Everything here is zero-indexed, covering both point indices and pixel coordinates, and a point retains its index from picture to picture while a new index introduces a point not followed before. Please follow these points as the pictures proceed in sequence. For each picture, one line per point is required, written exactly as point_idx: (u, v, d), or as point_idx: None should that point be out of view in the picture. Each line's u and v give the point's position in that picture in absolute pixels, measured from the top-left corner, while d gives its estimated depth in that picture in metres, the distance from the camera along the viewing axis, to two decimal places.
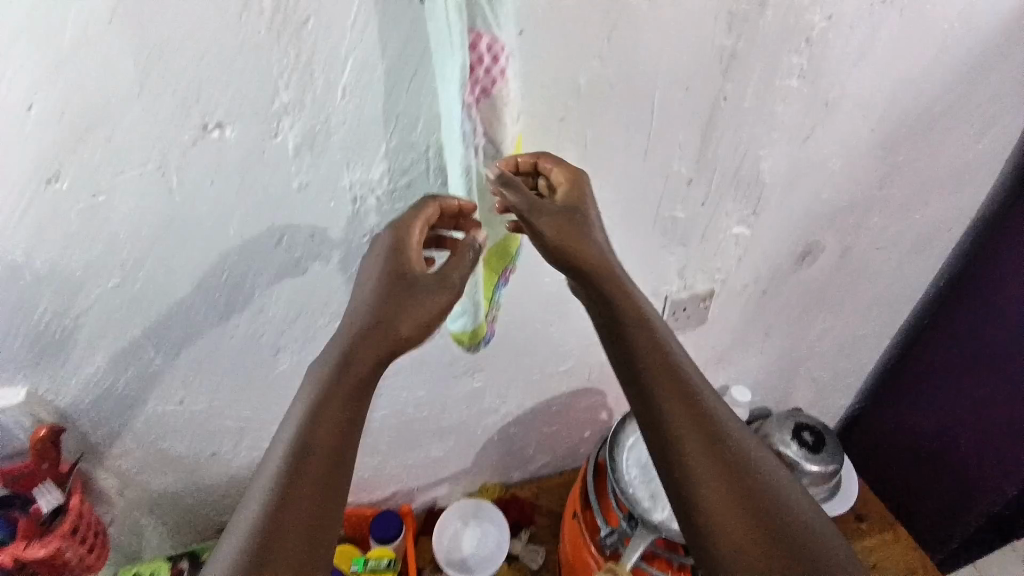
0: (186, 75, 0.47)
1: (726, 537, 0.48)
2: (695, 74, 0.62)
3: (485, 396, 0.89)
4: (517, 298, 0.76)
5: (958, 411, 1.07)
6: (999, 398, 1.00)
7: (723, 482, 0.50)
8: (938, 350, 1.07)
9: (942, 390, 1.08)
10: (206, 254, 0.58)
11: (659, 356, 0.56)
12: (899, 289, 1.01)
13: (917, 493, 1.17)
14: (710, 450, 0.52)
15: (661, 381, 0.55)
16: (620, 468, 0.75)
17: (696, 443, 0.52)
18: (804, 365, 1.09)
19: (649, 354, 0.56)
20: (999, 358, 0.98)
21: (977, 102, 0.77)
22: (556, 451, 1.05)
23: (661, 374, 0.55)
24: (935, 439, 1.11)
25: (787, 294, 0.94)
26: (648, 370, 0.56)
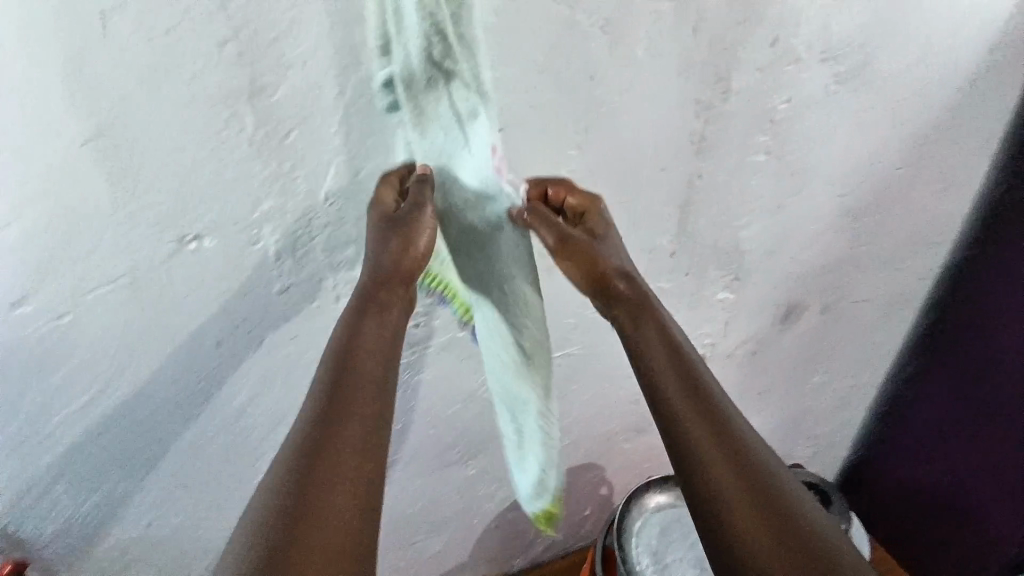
0: (164, 192, 0.46)
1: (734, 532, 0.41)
2: (669, 156, 0.65)
3: (482, 482, 0.85)
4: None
5: (955, 461, 1.06)
6: (995, 442, 0.99)
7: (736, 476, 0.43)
8: (928, 398, 1.07)
9: (937, 437, 1.08)
10: (183, 365, 0.56)
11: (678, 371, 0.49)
12: (881, 339, 1.03)
13: (936, 549, 1.12)
14: (739, 476, 0.43)
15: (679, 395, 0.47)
16: (630, 555, 0.76)
17: (723, 464, 0.43)
18: (799, 420, 1.09)
19: (667, 372, 0.49)
20: (990, 403, 0.98)
21: (930, 165, 0.82)
22: (558, 532, 1.00)
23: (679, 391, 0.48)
24: (942, 490, 1.08)
25: (776, 352, 0.94)
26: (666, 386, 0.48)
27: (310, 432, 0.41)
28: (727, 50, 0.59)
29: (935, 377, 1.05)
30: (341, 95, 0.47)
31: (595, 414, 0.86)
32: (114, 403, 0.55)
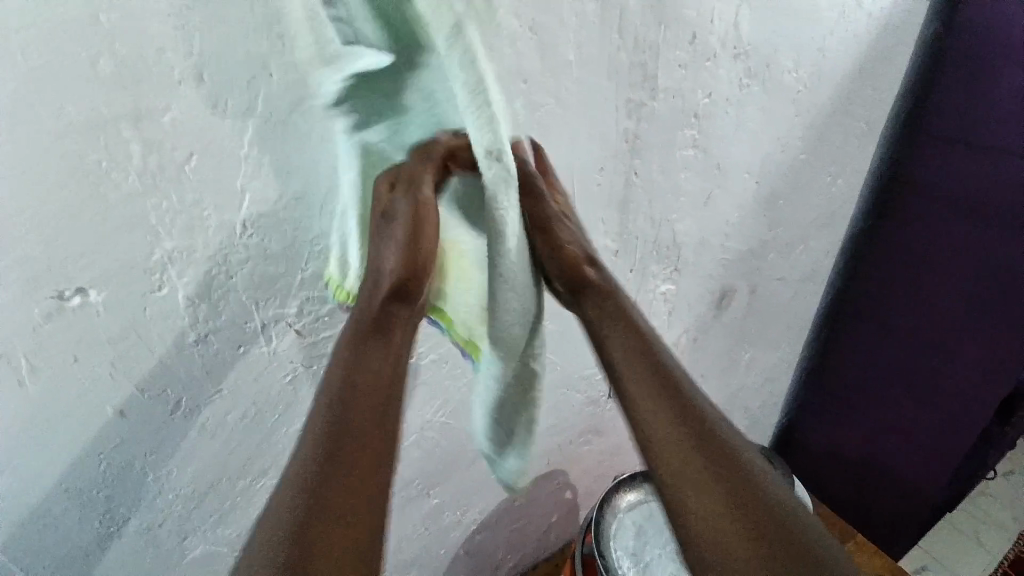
0: (29, 241, 0.38)
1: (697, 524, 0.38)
2: (606, 157, 0.64)
3: (445, 511, 0.80)
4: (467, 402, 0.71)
5: (872, 414, 1.18)
6: (908, 396, 1.10)
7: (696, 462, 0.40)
8: (845, 362, 1.17)
9: (854, 395, 1.19)
10: (80, 446, 0.46)
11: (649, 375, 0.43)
12: (801, 312, 1.11)
13: (874, 498, 1.24)
14: (720, 485, 0.39)
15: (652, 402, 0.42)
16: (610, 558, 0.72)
17: (702, 473, 0.39)
18: (738, 397, 1.14)
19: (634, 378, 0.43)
20: (899, 362, 1.09)
21: (829, 149, 0.89)
22: (527, 546, 0.97)
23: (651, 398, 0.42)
24: (868, 443, 1.20)
25: (714, 336, 0.98)
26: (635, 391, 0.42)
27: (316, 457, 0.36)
28: (652, 49, 0.60)
29: (849, 342, 1.15)
30: (252, 111, 0.41)
31: (553, 421, 0.84)
32: None
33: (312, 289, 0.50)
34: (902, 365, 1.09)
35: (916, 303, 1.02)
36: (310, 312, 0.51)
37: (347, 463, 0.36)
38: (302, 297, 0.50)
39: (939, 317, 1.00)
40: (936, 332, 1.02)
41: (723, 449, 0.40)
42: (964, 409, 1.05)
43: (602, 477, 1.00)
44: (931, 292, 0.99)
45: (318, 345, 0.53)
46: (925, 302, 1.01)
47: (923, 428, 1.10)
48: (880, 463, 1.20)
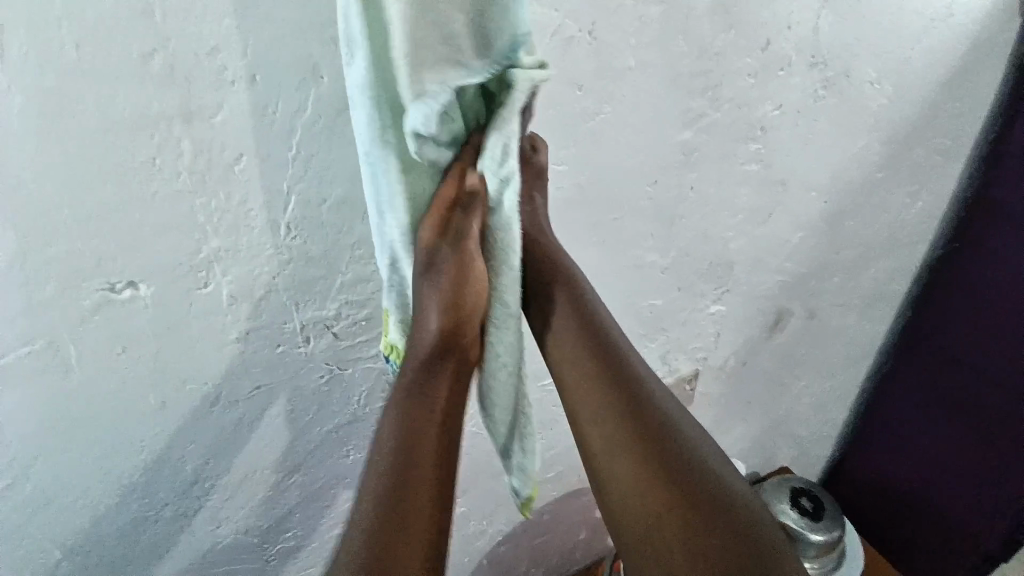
0: (86, 233, 0.39)
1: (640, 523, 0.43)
2: (660, 168, 0.61)
3: (470, 519, 0.79)
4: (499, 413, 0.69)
5: (933, 459, 1.08)
6: (972, 435, 1.01)
7: (647, 469, 0.44)
8: (906, 394, 1.08)
9: (915, 435, 1.09)
10: (123, 433, 0.47)
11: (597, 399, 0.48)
12: (863, 340, 1.03)
13: (924, 546, 1.13)
14: (660, 490, 0.43)
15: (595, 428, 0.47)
16: None
17: (642, 483, 0.44)
18: (786, 426, 1.08)
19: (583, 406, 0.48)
20: (963, 396, 1.00)
21: (907, 168, 0.81)
22: (551, 562, 0.95)
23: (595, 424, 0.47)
24: (928, 491, 1.10)
25: (764, 361, 0.92)
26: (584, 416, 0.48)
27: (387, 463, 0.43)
28: (717, 56, 0.56)
29: (913, 375, 1.06)
30: (302, 114, 0.41)
31: None
32: (38, 485, 0.47)
33: (351, 293, 0.50)
34: (974, 408, 0.99)
35: (992, 333, 0.94)
36: (348, 315, 0.51)
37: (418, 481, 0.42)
38: (342, 300, 0.50)
39: (1013, 349, 0.92)
40: (1009, 364, 0.93)
41: (664, 456, 0.44)
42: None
43: None
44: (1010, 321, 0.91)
45: (354, 348, 0.53)
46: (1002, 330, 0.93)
47: (991, 482, 0.99)
48: (938, 515, 1.09)
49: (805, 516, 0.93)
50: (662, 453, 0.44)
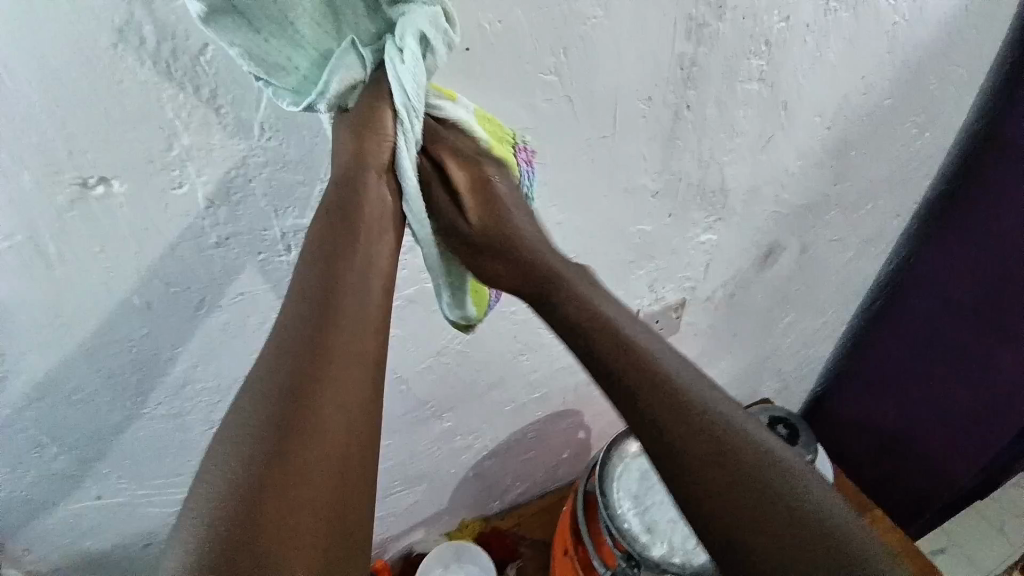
0: (51, 123, 0.38)
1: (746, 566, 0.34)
2: (656, 84, 0.58)
3: (457, 433, 0.82)
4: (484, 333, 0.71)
5: (914, 398, 1.10)
6: (953, 377, 1.03)
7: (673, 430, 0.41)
8: (897, 336, 1.10)
9: (899, 374, 1.12)
10: (111, 331, 0.48)
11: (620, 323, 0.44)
12: (856, 278, 1.03)
13: (904, 481, 1.17)
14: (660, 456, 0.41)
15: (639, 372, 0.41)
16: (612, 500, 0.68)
17: (693, 457, 0.38)
18: (771, 360, 1.10)
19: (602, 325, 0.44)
20: (952, 341, 1.01)
21: (918, 97, 0.78)
22: (534, 478, 1.00)
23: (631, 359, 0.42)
24: (906, 428, 1.14)
25: (753, 293, 0.93)
26: (605, 347, 0.43)
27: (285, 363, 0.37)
28: None
29: (904, 317, 1.07)
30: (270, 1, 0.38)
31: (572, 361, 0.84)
32: (34, 378, 0.49)
33: None
34: (963, 350, 1.00)
35: (987, 279, 0.93)
36: None
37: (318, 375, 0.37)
38: None
39: (1006, 297, 0.91)
40: (1001, 309, 0.93)
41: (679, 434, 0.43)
42: (1011, 402, 0.96)
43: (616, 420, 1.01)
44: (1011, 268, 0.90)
45: None
46: (998, 277, 0.92)
47: (971, 421, 1.03)
48: (913, 450, 1.14)
49: None
50: (709, 428, 0.39)
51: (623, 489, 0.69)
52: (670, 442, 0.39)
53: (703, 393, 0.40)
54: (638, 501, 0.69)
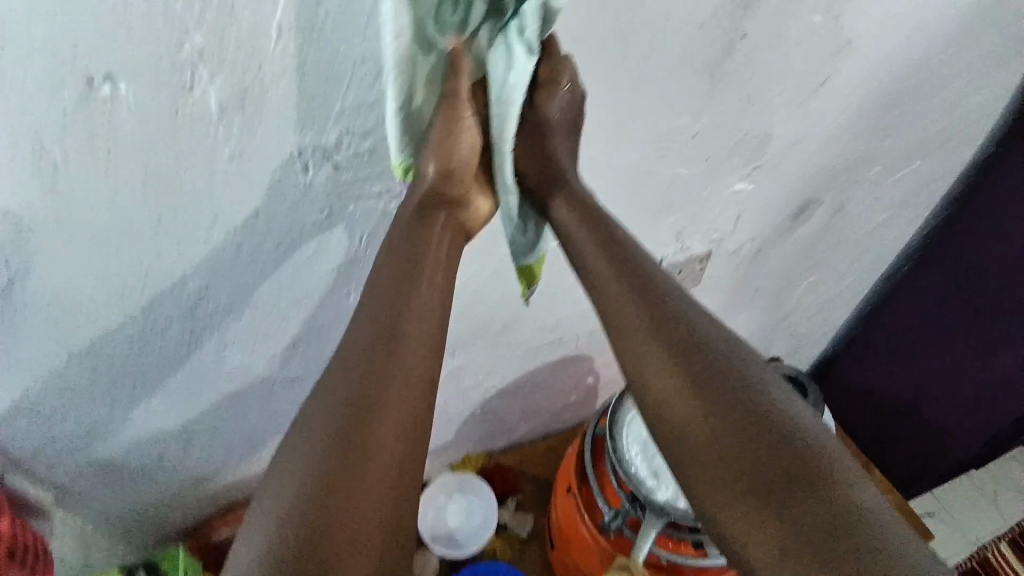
0: (48, 6, 0.34)
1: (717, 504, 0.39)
2: (711, 9, 0.52)
3: (467, 372, 0.82)
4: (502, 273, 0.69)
5: (925, 367, 1.09)
6: (968, 347, 1.02)
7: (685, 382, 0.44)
8: (907, 309, 1.08)
9: (912, 342, 1.10)
10: (121, 243, 0.47)
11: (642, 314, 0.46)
12: (887, 241, 0.98)
13: (903, 445, 1.18)
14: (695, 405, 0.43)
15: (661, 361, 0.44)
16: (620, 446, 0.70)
17: (716, 443, 0.41)
18: (787, 319, 1.08)
19: (625, 317, 0.46)
20: (965, 316, 1.00)
21: (989, 45, 0.71)
22: (539, 419, 1.02)
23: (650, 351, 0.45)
24: (912, 396, 1.13)
25: (780, 250, 0.89)
26: (619, 317, 0.46)
27: (346, 378, 0.41)
28: None
29: (926, 285, 1.04)
30: None
31: (588, 307, 0.82)
32: (45, 286, 0.47)
33: (351, 120, 0.46)
34: (985, 322, 0.98)
35: (1010, 251, 0.91)
36: (349, 147, 0.48)
37: (383, 403, 0.41)
38: (343, 128, 0.46)
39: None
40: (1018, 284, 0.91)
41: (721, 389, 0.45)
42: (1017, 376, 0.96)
43: None
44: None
45: (355, 183, 0.51)
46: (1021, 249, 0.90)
47: (983, 392, 1.02)
48: (916, 417, 1.14)
49: None
50: (733, 404, 0.42)
51: (632, 436, 0.70)
52: (690, 431, 0.42)
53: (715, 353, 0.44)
54: (647, 446, 0.69)
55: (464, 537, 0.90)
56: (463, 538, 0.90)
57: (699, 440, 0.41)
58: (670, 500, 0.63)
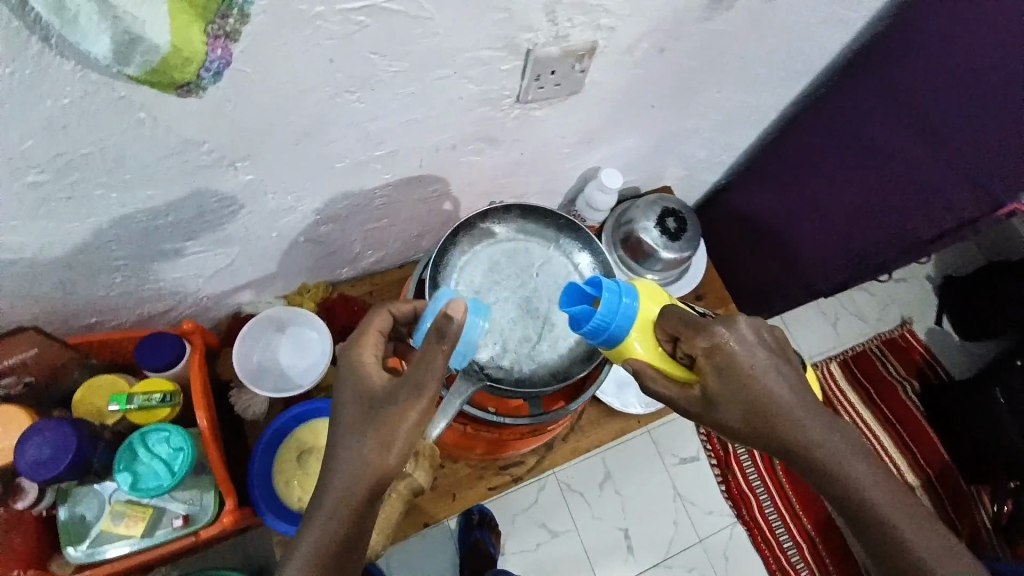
0: None
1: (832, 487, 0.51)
2: None
3: (267, 191, 0.60)
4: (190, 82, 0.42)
5: (805, 214, 0.92)
6: (868, 199, 0.82)
7: (745, 418, 0.51)
8: (811, 130, 0.86)
9: (812, 189, 0.89)
10: None
11: (831, 435, 0.51)
12: (821, 51, 0.77)
13: (759, 281, 1.06)
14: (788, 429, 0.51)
15: (876, 495, 0.50)
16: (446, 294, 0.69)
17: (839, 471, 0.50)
18: (684, 145, 0.89)
19: (854, 467, 0.50)
20: (881, 137, 0.77)
21: None
22: (392, 247, 0.85)
23: (826, 466, 0.50)
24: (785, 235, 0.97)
25: (685, 54, 0.65)
26: (728, 395, 0.52)
27: (339, 490, 0.45)
28: None
29: (840, 106, 0.81)
30: None
31: (430, 116, 0.58)
32: None
33: None
34: (913, 171, 0.75)
35: (954, 71, 0.67)
36: None
37: (369, 517, 0.46)
38: None
39: (972, 79, 0.66)
40: (966, 95, 0.67)
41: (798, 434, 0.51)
42: (930, 196, 0.75)
43: (492, 195, 0.81)
44: (1022, 31, 0.61)
45: None
46: (998, 49, 0.63)
47: (847, 228, 0.86)
48: (783, 252, 0.99)
49: (665, 234, 0.90)
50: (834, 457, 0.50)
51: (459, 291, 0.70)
52: (890, 516, 0.49)
53: (781, 398, 0.51)
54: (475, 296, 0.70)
55: (294, 373, 0.80)
56: (294, 374, 0.80)
57: (900, 523, 0.49)
58: (493, 357, 0.68)
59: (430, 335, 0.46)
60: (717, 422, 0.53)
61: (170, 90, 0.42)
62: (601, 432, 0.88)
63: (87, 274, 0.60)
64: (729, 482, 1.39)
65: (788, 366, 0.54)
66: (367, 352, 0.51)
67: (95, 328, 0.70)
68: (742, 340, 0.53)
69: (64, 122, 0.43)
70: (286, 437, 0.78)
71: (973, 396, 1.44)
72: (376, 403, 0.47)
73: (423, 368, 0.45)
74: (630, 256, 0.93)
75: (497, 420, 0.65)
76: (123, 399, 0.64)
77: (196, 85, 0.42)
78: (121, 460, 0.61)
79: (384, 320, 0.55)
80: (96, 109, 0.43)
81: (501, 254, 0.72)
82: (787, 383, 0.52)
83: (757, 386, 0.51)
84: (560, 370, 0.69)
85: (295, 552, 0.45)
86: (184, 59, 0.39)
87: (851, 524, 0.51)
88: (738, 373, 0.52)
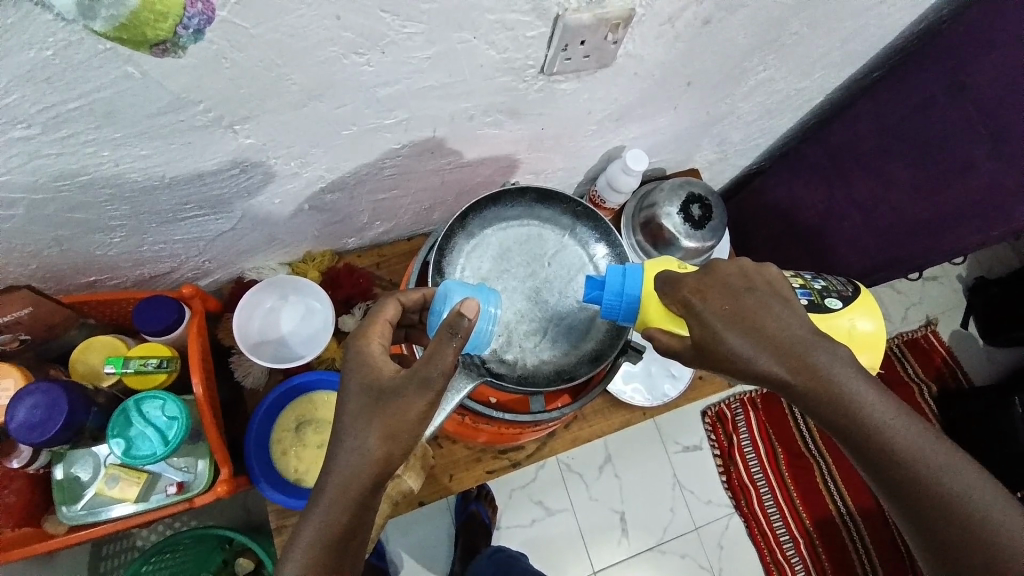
0: None
1: (883, 455, 0.45)
2: None
3: (268, 154, 0.56)
4: (163, 41, 0.38)
5: (840, 206, 0.85)
6: (905, 196, 0.75)
7: (774, 371, 0.46)
8: (858, 119, 0.80)
9: (852, 179, 0.82)
10: None
11: (848, 368, 0.46)
12: (882, 27, 0.70)
13: None
14: (819, 372, 0.46)
15: (917, 449, 0.45)
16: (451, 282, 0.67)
17: (890, 439, 0.45)
18: (718, 127, 0.82)
19: (871, 408, 0.45)
20: (935, 133, 0.71)
21: None
22: (401, 218, 0.81)
23: (875, 437, 0.45)
24: (811, 230, 0.91)
25: (732, 27, 0.59)
26: (737, 342, 0.47)
27: (340, 479, 0.43)
28: None
29: (899, 91, 0.75)
30: None
31: (445, 84, 0.53)
32: None
33: None
34: (961, 174, 0.69)
35: None
36: None
37: (368, 509, 0.44)
38: None
39: None
40: None
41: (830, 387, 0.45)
42: (988, 202, 0.67)
43: (510, 168, 0.76)
44: None
45: None
46: None
47: (885, 226, 0.79)
48: (808, 245, 0.92)
49: (690, 222, 0.84)
50: (877, 440, 0.45)
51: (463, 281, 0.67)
52: (914, 454, 0.45)
53: (806, 347, 0.46)
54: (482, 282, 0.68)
55: (296, 344, 0.78)
56: (296, 344, 0.78)
57: (924, 460, 0.44)
58: (499, 352, 0.66)
59: (441, 333, 0.43)
60: (728, 368, 0.48)
61: (144, 48, 0.38)
62: (604, 424, 0.86)
63: (82, 233, 0.58)
64: (730, 472, 1.38)
65: (795, 304, 0.49)
66: (375, 343, 0.48)
67: (94, 285, 0.68)
68: (734, 280, 0.50)
69: (42, 74, 0.39)
70: (286, 405, 0.78)
71: (992, 408, 1.36)
72: (382, 394, 0.44)
73: (432, 364, 0.43)
74: (649, 241, 0.88)
75: (499, 415, 0.64)
76: (119, 362, 0.63)
77: (174, 43, 0.39)
78: (115, 425, 0.60)
79: (392, 309, 0.52)
80: (79, 62, 0.39)
81: (509, 243, 0.69)
82: (795, 318, 0.48)
83: (763, 326, 0.47)
84: (566, 371, 0.67)
85: (297, 540, 0.43)
86: (157, 13, 0.36)
87: (867, 470, 0.46)
88: (738, 316, 0.48)
